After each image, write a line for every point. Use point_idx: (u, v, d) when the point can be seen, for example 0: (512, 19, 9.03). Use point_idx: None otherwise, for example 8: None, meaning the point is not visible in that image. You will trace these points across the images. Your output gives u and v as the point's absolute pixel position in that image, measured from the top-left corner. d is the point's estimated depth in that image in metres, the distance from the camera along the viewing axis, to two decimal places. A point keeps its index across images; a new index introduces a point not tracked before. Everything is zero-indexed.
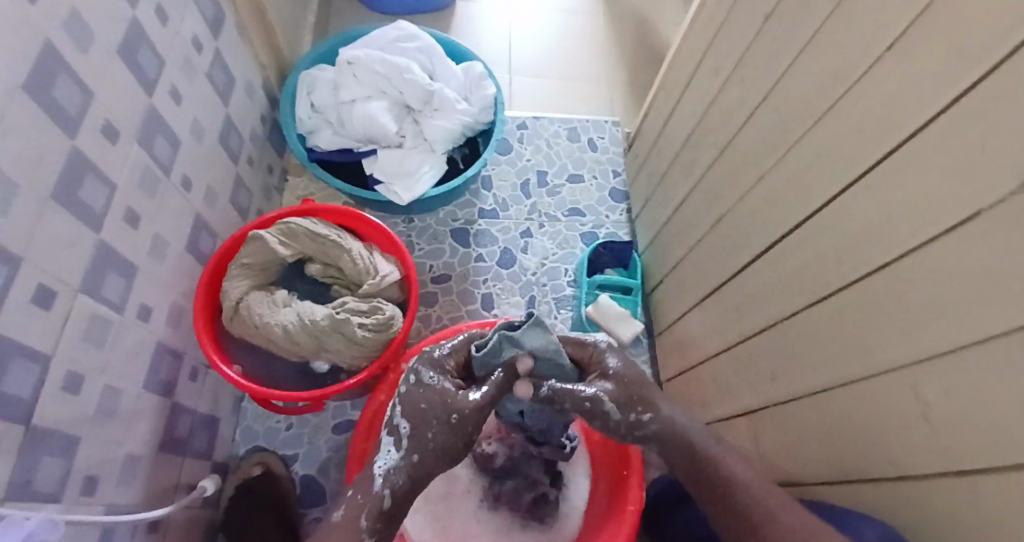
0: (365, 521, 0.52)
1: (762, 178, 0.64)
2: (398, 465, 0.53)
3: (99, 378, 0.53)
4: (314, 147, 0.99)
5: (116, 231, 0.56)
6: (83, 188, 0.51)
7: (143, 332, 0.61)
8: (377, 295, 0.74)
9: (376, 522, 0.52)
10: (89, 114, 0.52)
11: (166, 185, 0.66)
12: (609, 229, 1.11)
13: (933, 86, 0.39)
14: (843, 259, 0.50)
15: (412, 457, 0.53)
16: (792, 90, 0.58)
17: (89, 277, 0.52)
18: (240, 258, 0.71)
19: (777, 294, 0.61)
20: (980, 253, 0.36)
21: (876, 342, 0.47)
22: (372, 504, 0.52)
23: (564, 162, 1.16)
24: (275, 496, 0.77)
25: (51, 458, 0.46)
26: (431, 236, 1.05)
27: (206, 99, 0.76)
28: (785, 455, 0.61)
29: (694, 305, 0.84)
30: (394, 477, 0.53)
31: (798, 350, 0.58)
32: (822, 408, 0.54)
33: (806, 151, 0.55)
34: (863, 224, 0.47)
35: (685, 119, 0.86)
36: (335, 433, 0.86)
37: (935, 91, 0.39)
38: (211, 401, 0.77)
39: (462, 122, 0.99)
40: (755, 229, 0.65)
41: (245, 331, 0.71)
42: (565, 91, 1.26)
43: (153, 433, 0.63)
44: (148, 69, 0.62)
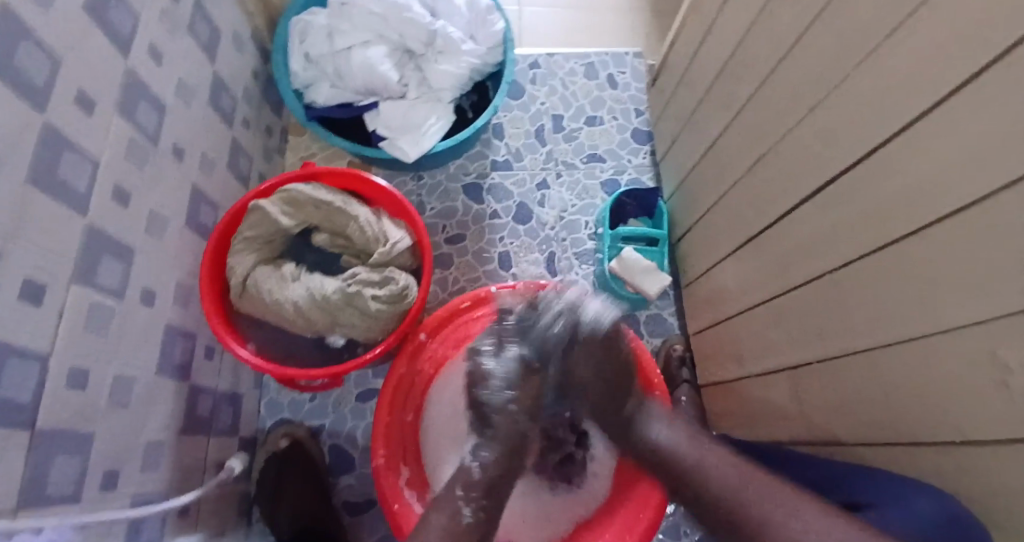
0: (461, 498, 0.54)
1: (814, 113, 0.56)
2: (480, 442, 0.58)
3: (107, 367, 0.52)
4: (312, 103, 0.93)
5: (106, 214, 0.53)
6: (64, 168, 0.47)
7: (150, 316, 0.59)
8: (389, 264, 0.71)
9: (469, 494, 0.54)
10: (60, 84, 0.47)
11: (156, 157, 0.61)
12: (632, 175, 1.04)
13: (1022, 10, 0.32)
14: (904, 214, 0.44)
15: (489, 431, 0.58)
16: (848, 12, 0.49)
17: (83, 265, 0.49)
18: (242, 231, 0.68)
19: (825, 248, 0.55)
20: None
21: (941, 303, 0.42)
22: (462, 481, 0.55)
23: (582, 103, 1.07)
24: (306, 465, 0.78)
25: (63, 456, 0.46)
26: (442, 193, 1.00)
27: (190, 58, 0.69)
28: (828, 419, 0.58)
29: (728, 258, 0.78)
30: (481, 456, 0.57)
31: (848, 310, 0.53)
32: (877, 373, 0.50)
33: (867, 85, 0.47)
34: (935, 173, 0.41)
35: (720, 46, 0.76)
36: (361, 402, 0.85)
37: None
38: (231, 377, 0.76)
39: (469, 65, 0.90)
40: (801, 175, 0.59)
41: (256, 308, 0.69)
42: (581, 22, 1.14)
43: (172, 419, 0.62)
44: (122, 26, 0.56)
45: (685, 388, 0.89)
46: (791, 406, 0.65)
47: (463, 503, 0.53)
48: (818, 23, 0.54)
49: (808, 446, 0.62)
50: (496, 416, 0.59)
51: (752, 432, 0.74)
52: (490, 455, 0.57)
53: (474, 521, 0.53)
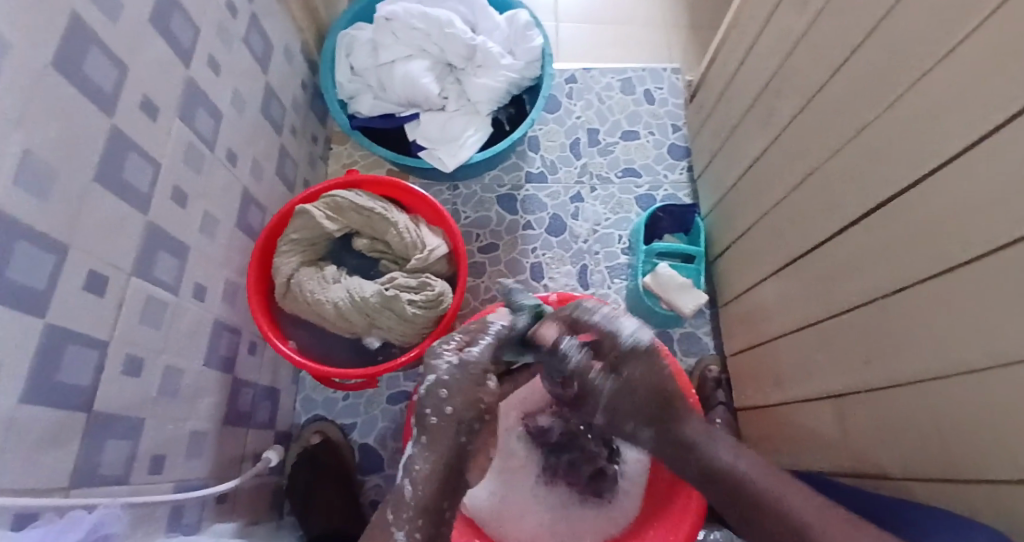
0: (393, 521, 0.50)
1: (862, 129, 0.55)
2: (417, 452, 0.53)
3: (158, 359, 0.54)
4: (356, 114, 0.96)
5: (165, 212, 0.56)
6: (127, 168, 0.50)
7: (200, 311, 0.62)
8: (426, 270, 0.72)
9: (402, 517, 0.50)
10: (126, 89, 0.50)
11: (211, 161, 0.65)
12: (668, 190, 1.03)
13: None
14: (958, 232, 0.43)
15: (424, 445, 0.53)
16: (899, 27, 0.48)
17: (142, 260, 0.52)
18: (288, 233, 0.70)
19: (873, 267, 0.54)
20: None
21: (995, 324, 0.40)
22: (396, 502, 0.51)
23: (618, 118, 1.08)
24: (337, 464, 0.79)
25: (115, 440, 0.48)
26: (478, 203, 1.01)
27: (245, 68, 0.73)
28: (872, 444, 0.56)
29: (768, 276, 0.77)
30: (413, 469, 0.52)
31: (898, 332, 0.51)
32: (925, 398, 0.48)
33: (917, 100, 0.47)
34: (988, 187, 0.40)
35: (762, 65, 0.76)
36: (391, 403, 0.86)
37: None
38: (271, 374, 0.78)
39: (507, 79, 0.92)
40: (847, 192, 0.58)
41: (297, 307, 0.71)
42: (619, 38, 1.15)
43: (216, 409, 0.64)
44: (183, 37, 0.59)
45: (720, 410, 0.88)
46: (832, 429, 0.63)
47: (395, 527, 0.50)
48: (868, 38, 0.53)
49: (853, 474, 0.60)
50: (434, 421, 0.53)
51: (792, 457, 0.72)
52: (427, 469, 0.52)
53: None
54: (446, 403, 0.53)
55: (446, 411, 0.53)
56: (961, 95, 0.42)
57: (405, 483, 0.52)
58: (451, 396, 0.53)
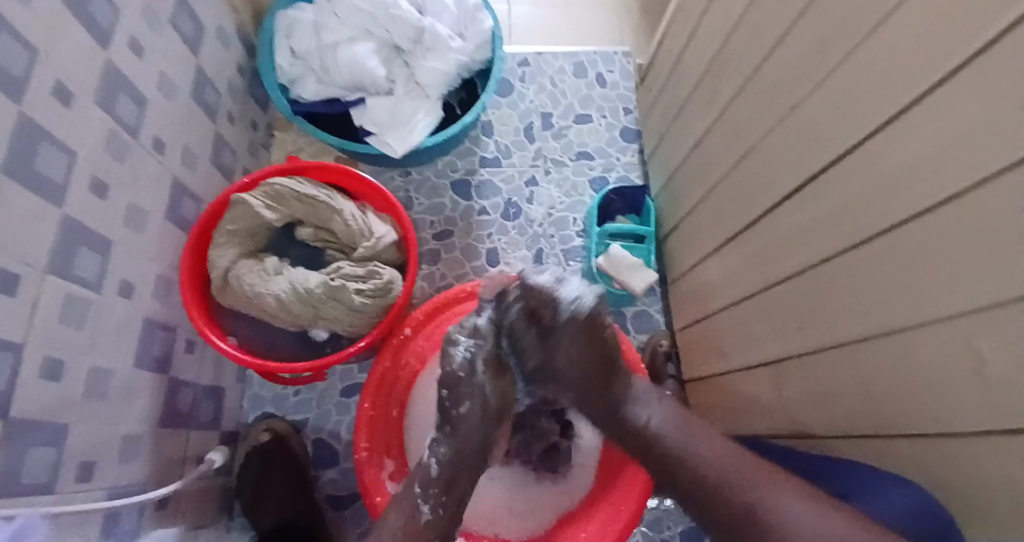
0: (420, 497, 0.56)
1: (795, 109, 0.56)
2: (442, 441, 0.58)
3: (83, 361, 0.51)
4: (298, 99, 0.92)
5: (83, 204, 0.52)
6: (40, 159, 0.46)
7: (129, 308, 0.59)
8: (374, 258, 0.70)
9: (428, 492, 0.56)
10: (37, 72, 0.46)
11: (136, 149, 0.61)
12: (621, 173, 1.04)
13: None
14: (884, 205, 0.45)
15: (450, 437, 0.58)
16: (831, 6, 0.49)
17: (61, 255, 0.49)
18: (224, 224, 0.67)
19: (809, 244, 0.56)
20: None
21: (918, 294, 0.42)
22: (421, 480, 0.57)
23: (571, 101, 1.07)
24: (288, 459, 0.77)
25: (36, 446, 0.45)
26: (430, 189, 1.00)
27: (173, 50, 0.69)
28: (807, 412, 0.59)
29: (712, 255, 0.79)
30: (437, 452, 0.58)
31: (830, 302, 0.53)
32: (855, 366, 0.50)
33: (846, 78, 0.48)
34: (905, 161, 0.42)
35: (707, 45, 0.76)
36: (345, 397, 0.84)
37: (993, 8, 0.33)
38: (213, 374, 0.75)
39: (457, 62, 0.90)
40: (786, 170, 0.59)
41: (237, 301, 0.68)
42: (570, 20, 1.15)
43: (152, 410, 0.62)
44: (103, 18, 0.55)
45: (670, 382, 0.89)
46: (773, 404, 0.65)
47: (421, 500, 0.56)
48: (802, 17, 0.54)
49: (789, 441, 0.63)
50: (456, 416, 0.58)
51: (735, 427, 0.74)
52: (450, 453, 0.58)
53: (432, 518, 0.55)
54: (462, 391, 0.58)
55: (466, 401, 0.58)
56: (888, 70, 0.43)
57: (430, 464, 0.57)
58: (469, 386, 0.58)
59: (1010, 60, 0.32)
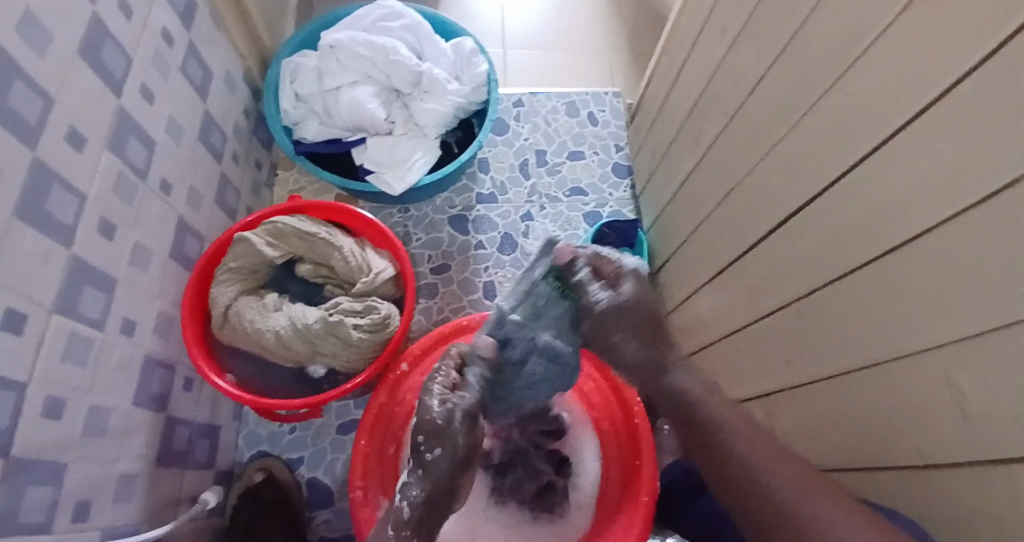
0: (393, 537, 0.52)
1: (776, 149, 0.59)
2: (414, 479, 0.52)
3: (83, 399, 0.52)
4: (301, 140, 0.96)
5: (91, 244, 0.54)
6: (50, 201, 0.48)
7: (130, 346, 0.60)
8: (372, 294, 0.72)
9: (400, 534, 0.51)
10: (51, 120, 0.49)
11: (143, 190, 0.63)
12: (613, 208, 1.06)
13: (949, 52, 0.36)
14: (861, 240, 0.46)
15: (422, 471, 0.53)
16: (803, 55, 0.53)
17: (67, 293, 0.50)
18: (226, 262, 0.69)
19: (792, 277, 0.58)
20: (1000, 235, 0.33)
21: (899, 327, 0.43)
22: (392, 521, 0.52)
23: (564, 139, 1.11)
24: (281, 499, 0.76)
25: (35, 484, 0.45)
26: (428, 225, 1.02)
27: (181, 96, 0.72)
28: (799, 444, 0.59)
29: (703, 288, 0.81)
30: (409, 493, 0.52)
31: (814, 334, 0.54)
32: (843, 398, 0.51)
33: (819, 121, 0.51)
34: (878, 198, 0.44)
35: (691, 87, 0.80)
36: (341, 433, 0.84)
37: (948, 60, 0.35)
38: (210, 410, 0.76)
39: (454, 103, 0.94)
40: (769, 206, 0.61)
41: (236, 338, 0.69)
42: (562, 63, 1.20)
43: (148, 448, 0.62)
44: (114, 68, 0.59)
45: None
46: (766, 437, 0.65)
47: None
48: (778, 64, 0.57)
49: None
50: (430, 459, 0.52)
51: None
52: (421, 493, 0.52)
53: None
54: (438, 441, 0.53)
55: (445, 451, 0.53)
56: (861, 114, 0.45)
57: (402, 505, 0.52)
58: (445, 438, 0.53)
59: (964, 108, 0.35)
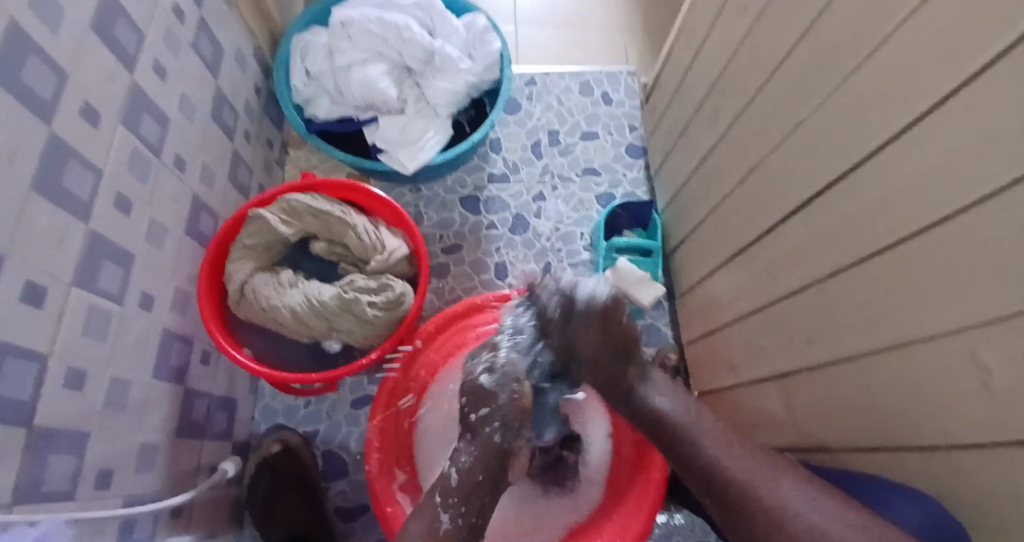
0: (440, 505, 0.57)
1: (797, 126, 0.57)
2: (463, 449, 0.59)
3: (103, 372, 0.52)
4: (313, 118, 0.95)
5: (107, 219, 0.54)
6: (67, 176, 0.48)
7: (148, 321, 0.60)
8: (386, 272, 0.72)
9: (447, 501, 0.57)
10: (66, 94, 0.49)
11: (158, 167, 0.63)
12: (627, 189, 1.05)
13: (983, 23, 0.34)
14: (884, 217, 0.46)
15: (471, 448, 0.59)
16: (829, 28, 0.51)
17: (85, 268, 0.51)
18: (242, 239, 0.69)
19: (812, 257, 0.57)
20: None
21: (924, 305, 0.43)
22: (440, 489, 0.58)
23: (577, 119, 1.10)
24: (298, 470, 0.77)
25: (58, 454, 0.46)
26: (440, 205, 1.01)
27: (193, 72, 0.72)
28: (815, 423, 0.59)
29: (718, 269, 0.80)
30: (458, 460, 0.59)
31: (834, 313, 0.54)
32: (863, 377, 0.51)
33: (844, 96, 0.50)
34: (905, 173, 0.43)
35: (709, 65, 0.78)
36: (355, 408, 0.85)
37: (983, 30, 0.34)
38: (226, 385, 0.76)
39: (466, 81, 0.93)
40: (789, 185, 0.60)
41: (252, 314, 0.70)
42: (575, 41, 1.18)
43: (168, 421, 0.63)
44: (127, 43, 0.58)
45: None
46: (782, 416, 0.65)
47: (441, 509, 0.57)
48: (801, 37, 0.56)
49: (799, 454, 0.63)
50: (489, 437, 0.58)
51: (745, 443, 0.74)
52: (468, 462, 0.58)
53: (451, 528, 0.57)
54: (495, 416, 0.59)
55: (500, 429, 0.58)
56: (888, 88, 0.44)
57: (451, 474, 0.59)
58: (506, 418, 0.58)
59: (999, 79, 0.33)
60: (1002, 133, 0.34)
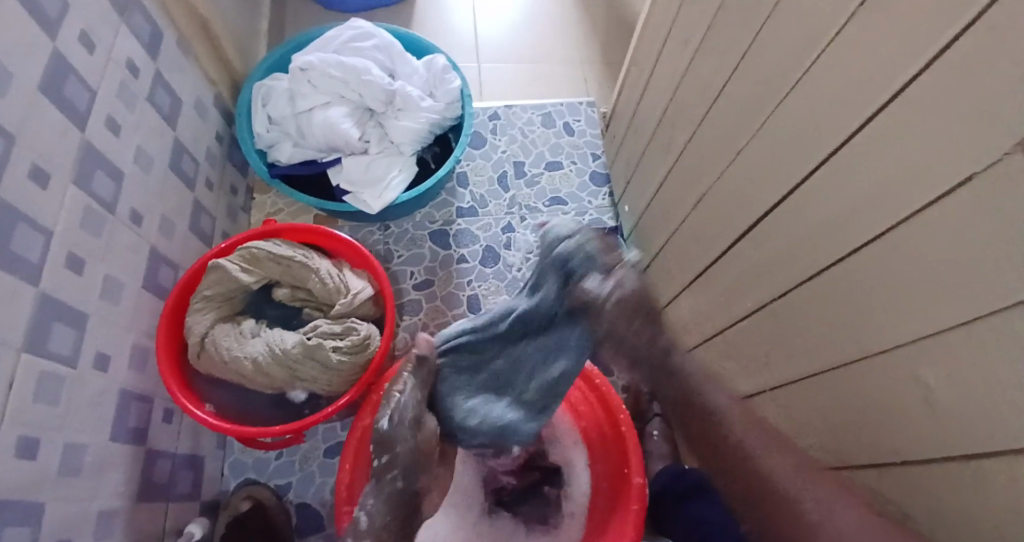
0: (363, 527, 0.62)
1: (741, 155, 0.60)
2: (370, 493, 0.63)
3: (56, 437, 0.51)
4: (276, 162, 0.96)
5: (59, 280, 0.53)
6: (15, 239, 0.48)
7: (104, 381, 0.59)
8: (351, 315, 0.72)
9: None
10: (14, 156, 0.48)
11: (113, 222, 0.62)
12: (593, 216, 1.07)
13: (890, 61, 0.37)
14: (826, 242, 0.47)
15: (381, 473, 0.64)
16: (761, 63, 0.54)
17: (36, 332, 0.49)
18: (202, 290, 0.68)
19: (766, 280, 0.58)
20: (956, 236, 0.34)
21: (870, 328, 0.44)
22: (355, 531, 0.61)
23: (541, 150, 1.12)
24: (270, 528, 0.75)
25: (8, 531, 0.44)
26: (409, 241, 1.02)
27: (150, 125, 0.72)
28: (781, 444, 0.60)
29: (682, 293, 0.81)
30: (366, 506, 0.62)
31: (789, 336, 0.55)
32: (819, 396, 0.52)
33: (780, 126, 0.52)
34: (837, 198, 0.45)
35: (659, 96, 0.81)
36: (328, 456, 0.83)
37: (891, 68, 0.37)
38: (192, 440, 0.75)
39: (428, 120, 0.95)
40: (740, 211, 0.62)
41: (214, 367, 0.68)
42: (536, 75, 1.21)
43: (128, 484, 0.61)
44: (78, 101, 0.58)
45: (656, 422, 0.89)
46: None
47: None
48: (738, 71, 0.58)
49: None
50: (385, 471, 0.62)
51: None
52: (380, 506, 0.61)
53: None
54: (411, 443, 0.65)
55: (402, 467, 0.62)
56: (816, 119, 0.46)
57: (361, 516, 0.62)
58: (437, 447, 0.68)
59: (910, 113, 0.36)
60: (916, 161, 0.36)
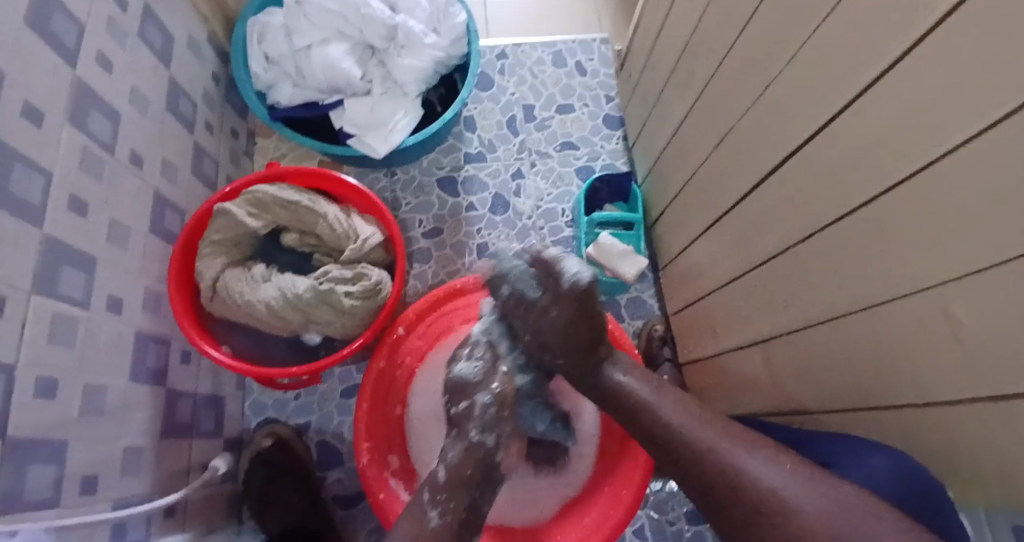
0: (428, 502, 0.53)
1: (768, 87, 0.56)
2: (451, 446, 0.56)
3: (76, 378, 0.51)
4: (276, 105, 0.92)
5: (65, 221, 0.52)
6: (13, 179, 0.46)
7: (118, 325, 0.58)
8: (362, 260, 0.71)
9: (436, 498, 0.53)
10: (3, 92, 0.46)
11: (113, 164, 0.60)
12: (606, 160, 1.04)
13: None
14: (849, 182, 0.46)
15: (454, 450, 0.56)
16: None
17: (45, 273, 0.49)
18: (209, 235, 0.67)
19: (788, 222, 0.56)
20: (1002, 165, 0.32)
21: (896, 267, 0.43)
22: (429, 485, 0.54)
23: (552, 91, 1.07)
24: (291, 466, 0.77)
25: (36, 465, 0.45)
26: (417, 188, 1.00)
27: (143, 63, 0.69)
28: (798, 387, 0.60)
29: (698, 237, 0.80)
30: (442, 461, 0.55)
31: (808, 278, 0.54)
32: (839, 336, 0.51)
33: (810, 55, 0.49)
34: (865, 133, 0.43)
35: (678, 28, 0.77)
36: (345, 399, 0.85)
37: None
38: (211, 382, 0.76)
39: (433, 57, 0.90)
40: (763, 150, 0.59)
41: (227, 311, 0.68)
42: (545, 10, 1.14)
43: (151, 424, 0.62)
44: (67, 36, 0.55)
45: (667, 367, 0.90)
46: (766, 380, 0.66)
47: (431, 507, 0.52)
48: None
49: (782, 416, 0.64)
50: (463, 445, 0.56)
51: (732, 407, 0.75)
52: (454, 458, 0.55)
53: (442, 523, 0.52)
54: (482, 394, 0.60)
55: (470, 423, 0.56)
56: (851, 48, 0.43)
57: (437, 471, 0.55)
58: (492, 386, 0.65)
59: (960, 32, 0.33)
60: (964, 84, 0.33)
